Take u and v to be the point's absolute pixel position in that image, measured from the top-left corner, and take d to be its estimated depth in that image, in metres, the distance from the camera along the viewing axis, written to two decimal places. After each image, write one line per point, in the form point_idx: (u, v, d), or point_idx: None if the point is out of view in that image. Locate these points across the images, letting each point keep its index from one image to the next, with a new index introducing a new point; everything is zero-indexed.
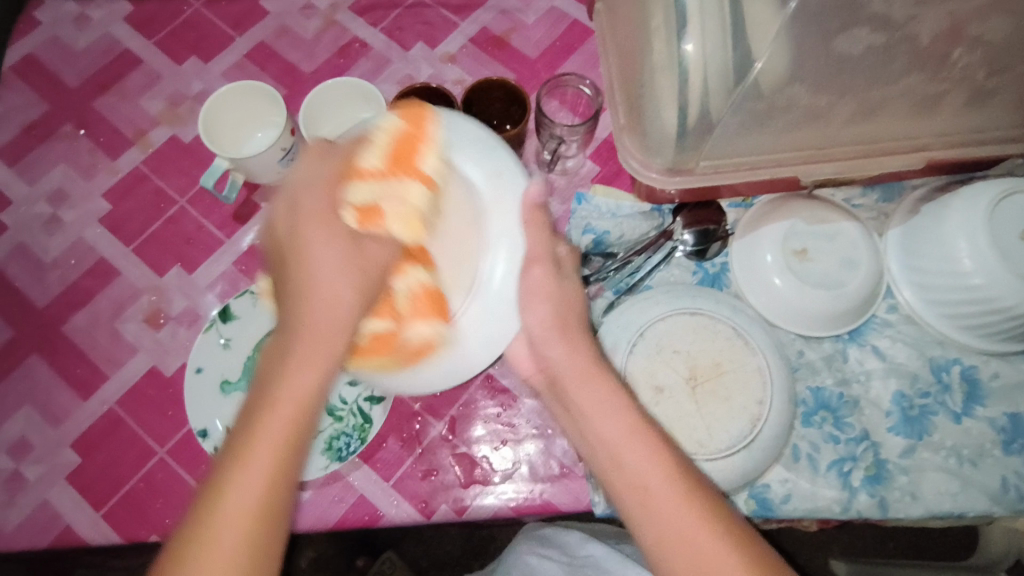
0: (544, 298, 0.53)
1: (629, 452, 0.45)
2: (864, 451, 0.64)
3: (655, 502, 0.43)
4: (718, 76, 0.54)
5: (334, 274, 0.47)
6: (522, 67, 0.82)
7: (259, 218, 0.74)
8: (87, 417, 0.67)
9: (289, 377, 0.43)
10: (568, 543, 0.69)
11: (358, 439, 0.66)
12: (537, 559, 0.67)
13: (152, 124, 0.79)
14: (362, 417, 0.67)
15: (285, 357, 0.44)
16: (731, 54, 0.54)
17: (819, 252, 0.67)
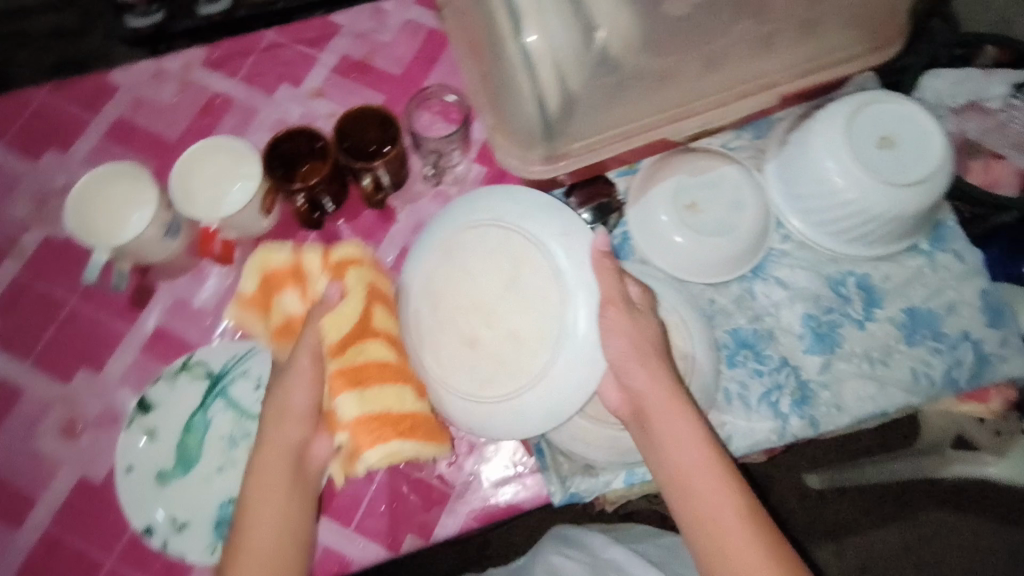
0: (620, 332, 0.54)
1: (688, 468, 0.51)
2: (787, 377, 0.68)
3: (726, 537, 0.49)
4: (567, 54, 0.57)
5: (293, 427, 0.56)
6: (390, 86, 0.81)
7: (158, 299, 0.72)
8: (23, 546, 0.64)
9: (261, 499, 0.55)
10: (592, 545, 0.70)
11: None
12: (561, 559, 0.67)
13: (22, 229, 0.75)
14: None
15: (253, 480, 0.56)
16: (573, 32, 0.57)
17: (706, 203, 0.70)
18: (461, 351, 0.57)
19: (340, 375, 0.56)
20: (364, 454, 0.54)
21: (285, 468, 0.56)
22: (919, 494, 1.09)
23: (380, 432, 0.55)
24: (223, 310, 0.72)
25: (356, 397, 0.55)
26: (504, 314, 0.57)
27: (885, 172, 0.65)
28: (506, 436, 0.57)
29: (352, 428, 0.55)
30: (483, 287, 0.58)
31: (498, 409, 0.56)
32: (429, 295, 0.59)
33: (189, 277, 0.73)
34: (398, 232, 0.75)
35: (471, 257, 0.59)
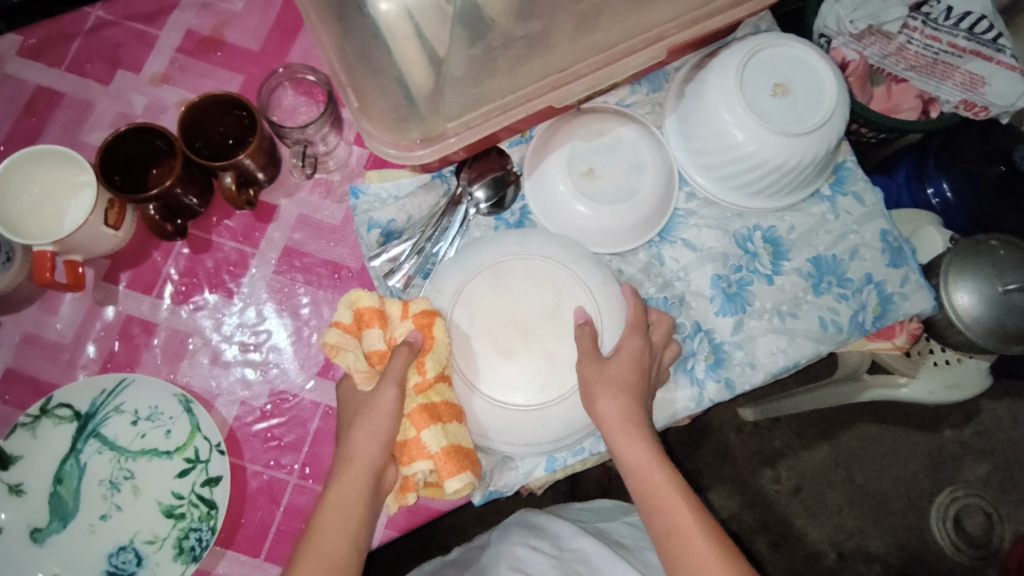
0: (629, 356, 0.58)
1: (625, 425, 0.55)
2: (701, 342, 0.66)
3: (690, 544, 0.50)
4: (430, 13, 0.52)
5: (379, 448, 0.54)
6: (249, 65, 0.72)
7: (6, 336, 0.64)
8: None
9: (337, 504, 0.53)
10: (561, 536, 0.67)
11: (207, 529, 0.59)
12: (527, 553, 0.64)
13: None
14: (205, 504, 0.60)
15: (334, 488, 0.53)
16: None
17: (604, 168, 0.66)
18: (496, 363, 0.60)
19: (423, 409, 0.55)
20: (448, 483, 0.54)
21: (364, 481, 0.53)
22: (849, 414, 1.13)
23: (465, 463, 0.55)
24: (85, 340, 0.65)
25: (441, 429, 0.55)
26: (542, 337, 0.61)
27: (782, 123, 0.62)
28: (521, 440, 0.60)
29: (437, 458, 0.54)
30: (524, 318, 0.61)
31: (521, 417, 0.59)
32: (470, 305, 0.61)
33: (38, 306, 0.65)
34: (277, 231, 0.68)
35: (517, 285, 0.62)
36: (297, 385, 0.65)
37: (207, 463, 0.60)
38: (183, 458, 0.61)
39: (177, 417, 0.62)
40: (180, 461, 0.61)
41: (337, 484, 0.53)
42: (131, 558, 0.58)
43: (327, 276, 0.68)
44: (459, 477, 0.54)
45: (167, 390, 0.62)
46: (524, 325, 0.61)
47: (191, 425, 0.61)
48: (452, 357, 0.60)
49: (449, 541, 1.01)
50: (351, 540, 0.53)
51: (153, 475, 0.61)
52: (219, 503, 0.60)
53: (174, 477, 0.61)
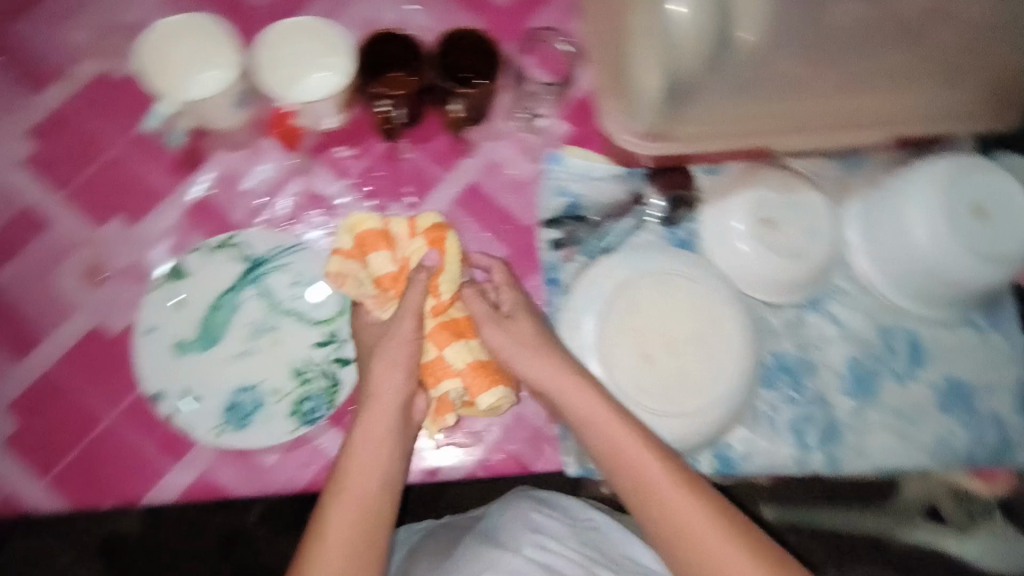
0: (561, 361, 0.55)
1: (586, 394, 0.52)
2: (818, 411, 0.68)
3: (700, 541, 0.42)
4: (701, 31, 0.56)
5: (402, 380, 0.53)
6: (490, 15, 0.74)
7: (210, 167, 0.68)
8: (24, 378, 0.62)
9: (365, 445, 0.50)
10: (569, 506, 0.61)
11: (325, 403, 0.63)
12: (540, 516, 0.57)
13: (75, 59, 0.68)
14: (330, 380, 0.64)
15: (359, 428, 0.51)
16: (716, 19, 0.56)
17: (786, 222, 0.68)
18: (635, 360, 0.64)
19: (442, 326, 0.56)
20: (480, 398, 0.55)
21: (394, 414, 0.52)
22: None
23: (494, 375, 0.56)
24: (274, 195, 0.68)
25: (462, 345, 0.56)
26: (684, 352, 0.65)
27: (973, 241, 0.63)
28: None
29: (464, 372, 0.55)
30: (674, 333, 0.65)
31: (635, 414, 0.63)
32: (631, 301, 0.66)
33: (243, 154, 0.68)
34: (470, 166, 0.71)
35: (677, 301, 0.66)
36: None
37: (344, 343, 0.64)
38: (324, 331, 0.65)
39: (330, 293, 0.66)
40: (320, 333, 0.65)
41: (358, 427, 0.51)
42: (249, 400, 0.63)
43: (497, 223, 0.70)
44: (492, 391, 0.55)
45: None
46: (673, 339, 0.65)
47: (341, 306, 0.65)
48: (602, 339, 0.64)
49: None
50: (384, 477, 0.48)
51: (292, 336, 0.65)
52: (342, 384, 0.64)
53: (311, 345, 0.64)
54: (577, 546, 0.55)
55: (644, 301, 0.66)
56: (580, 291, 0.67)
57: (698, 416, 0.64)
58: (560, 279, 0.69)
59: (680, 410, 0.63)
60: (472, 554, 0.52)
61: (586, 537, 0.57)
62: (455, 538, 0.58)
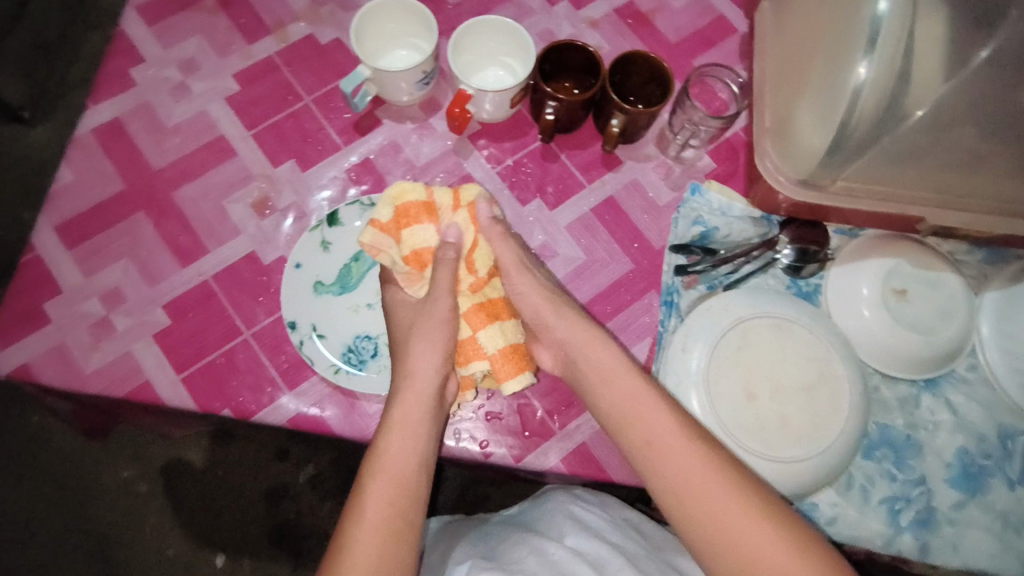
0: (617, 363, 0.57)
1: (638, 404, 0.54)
2: (919, 494, 0.66)
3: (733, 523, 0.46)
4: (877, 101, 0.54)
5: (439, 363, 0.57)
6: (661, 49, 0.81)
7: (380, 132, 0.75)
8: (181, 283, 0.68)
9: (401, 425, 0.54)
10: (606, 502, 0.65)
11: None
12: (580, 508, 0.62)
13: (292, 19, 0.78)
14: None
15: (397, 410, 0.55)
16: (894, 89, 0.53)
17: (917, 296, 0.68)
18: (739, 395, 0.64)
19: (480, 309, 0.60)
20: (505, 383, 0.59)
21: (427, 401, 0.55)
22: None
23: (522, 361, 0.61)
24: (431, 169, 0.74)
25: (495, 330, 0.60)
26: (789, 400, 0.64)
27: None
28: None
29: (495, 357, 0.60)
30: (783, 379, 0.65)
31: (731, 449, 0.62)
32: (745, 337, 0.66)
33: (413, 127, 0.76)
34: (612, 180, 0.76)
35: (791, 349, 0.66)
36: None
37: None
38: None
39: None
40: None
41: (393, 411, 0.55)
42: (370, 347, 0.66)
43: (626, 238, 0.74)
44: (519, 375, 0.60)
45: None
46: (781, 385, 0.65)
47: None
48: (712, 368, 0.65)
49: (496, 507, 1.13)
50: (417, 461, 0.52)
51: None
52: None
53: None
54: (619, 539, 0.59)
55: (757, 338, 0.66)
56: (696, 317, 0.67)
57: (794, 466, 0.63)
58: (676, 304, 0.71)
59: (777, 457, 0.62)
60: (517, 540, 0.58)
61: (626, 533, 0.60)
62: (499, 529, 0.63)
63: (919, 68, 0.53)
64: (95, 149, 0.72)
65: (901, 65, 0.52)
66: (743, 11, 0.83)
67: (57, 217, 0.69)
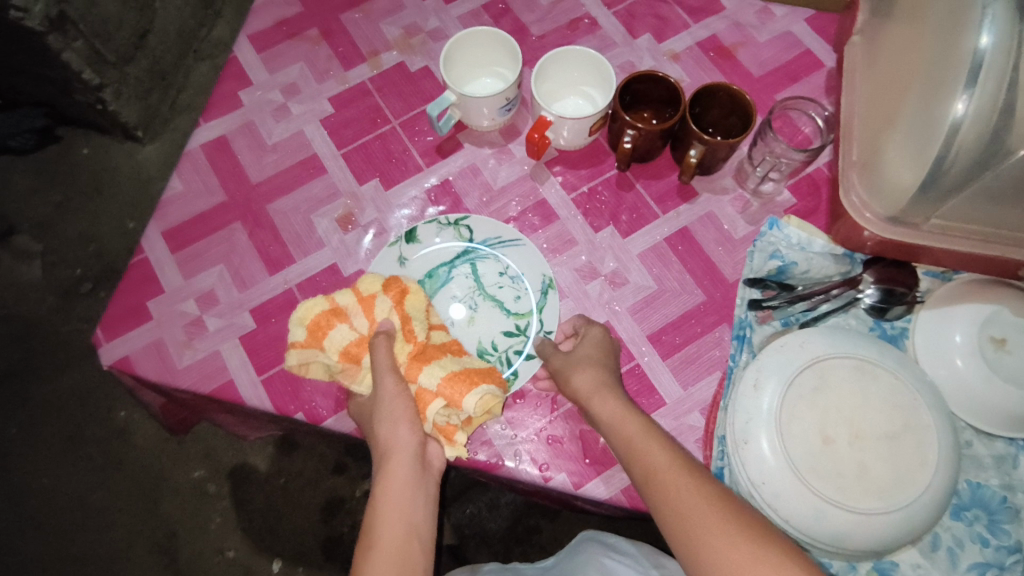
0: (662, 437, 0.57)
1: (647, 453, 0.55)
2: (1014, 563, 0.60)
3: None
4: (978, 137, 0.52)
5: (411, 431, 0.58)
6: (744, 82, 0.81)
7: (460, 156, 0.78)
8: (267, 290, 0.72)
9: (388, 494, 0.56)
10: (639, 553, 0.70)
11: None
12: (613, 563, 0.67)
13: (385, 48, 0.83)
14: (508, 368, 0.68)
15: (381, 486, 0.56)
16: (996, 126, 0.51)
17: (1019, 346, 0.63)
18: (815, 438, 0.61)
19: (416, 359, 0.61)
20: (465, 400, 0.58)
21: (411, 467, 0.57)
22: None
23: (473, 377, 0.60)
24: (507, 193, 0.76)
25: (431, 369, 0.60)
26: (869, 447, 0.61)
27: None
28: (791, 519, 0.60)
29: (441, 390, 0.59)
30: (863, 425, 0.62)
31: (803, 493, 0.59)
32: (824, 377, 0.63)
33: (492, 152, 0.78)
34: (687, 211, 0.75)
35: (873, 395, 0.63)
36: (628, 332, 0.70)
37: (530, 341, 0.69)
38: (516, 322, 0.69)
39: (531, 291, 0.71)
40: (511, 324, 0.69)
41: (382, 482, 0.56)
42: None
43: (700, 269, 0.73)
44: (473, 390, 0.59)
45: (540, 267, 0.71)
46: (860, 431, 0.61)
47: (537, 305, 0.70)
48: (786, 407, 0.62)
49: (547, 544, 1.13)
50: (405, 535, 0.54)
51: (488, 320, 0.69)
52: (519, 375, 0.68)
53: (502, 332, 0.69)
54: None
55: (834, 381, 0.63)
56: (771, 352, 0.65)
57: (874, 518, 0.58)
58: (749, 338, 0.69)
59: (856, 508, 0.58)
60: None
61: None
62: None
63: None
64: (202, 162, 0.78)
65: (1006, 98, 0.51)
66: (832, 47, 0.81)
67: (164, 223, 0.75)
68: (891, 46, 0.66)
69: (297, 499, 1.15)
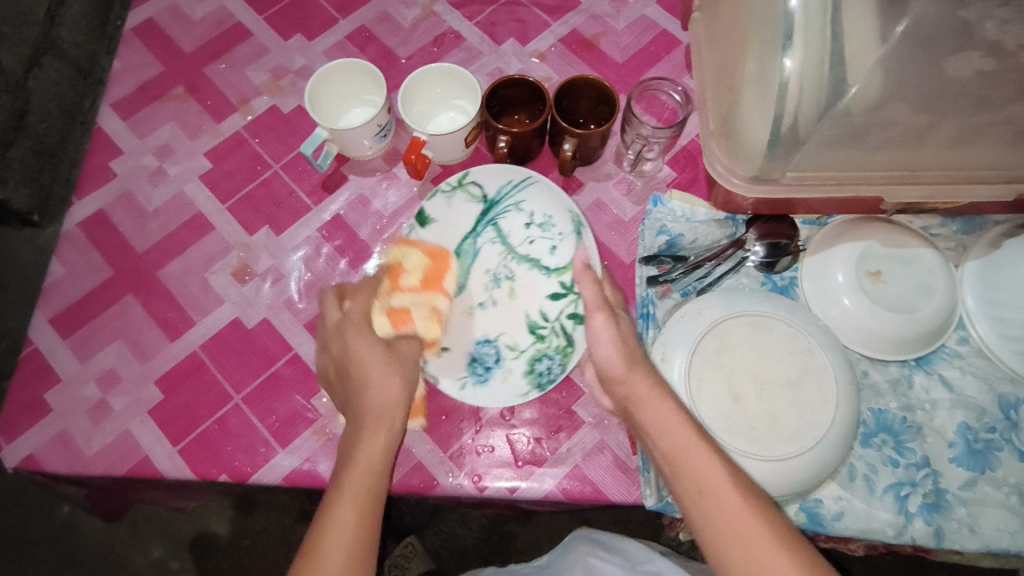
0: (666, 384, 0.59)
1: (687, 459, 0.51)
2: (924, 478, 0.64)
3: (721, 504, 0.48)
4: (813, 94, 0.54)
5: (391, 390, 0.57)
6: (609, 70, 0.83)
7: (346, 189, 0.78)
8: (170, 358, 0.70)
9: (363, 462, 0.53)
10: (630, 550, 0.70)
11: (558, 363, 0.67)
12: (599, 560, 0.68)
13: (255, 94, 0.83)
14: (565, 339, 0.68)
15: (354, 448, 0.54)
16: (827, 76, 0.54)
17: (893, 275, 0.67)
18: (722, 398, 0.63)
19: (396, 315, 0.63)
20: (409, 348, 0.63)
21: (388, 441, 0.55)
22: None
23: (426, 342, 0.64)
24: (398, 217, 0.77)
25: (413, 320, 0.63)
26: (774, 396, 0.64)
27: None
28: None
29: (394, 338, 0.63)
30: (766, 375, 0.65)
31: None
32: (724, 338, 0.66)
33: (378, 179, 0.78)
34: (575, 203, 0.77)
35: (774, 345, 0.66)
36: None
37: (578, 297, 0.68)
38: (559, 280, 0.70)
39: (564, 235, 0.71)
40: (554, 282, 0.70)
41: (364, 447, 0.54)
42: (493, 353, 0.67)
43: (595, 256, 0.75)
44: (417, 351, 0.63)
45: (562, 203, 0.72)
46: (765, 382, 0.64)
47: (575, 246, 0.70)
48: (691, 374, 0.64)
49: (524, 549, 1.13)
50: (368, 496, 0.51)
51: (530, 286, 0.70)
52: (574, 343, 0.67)
53: (549, 296, 0.69)
54: None
55: (733, 339, 0.66)
56: (672, 325, 0.68)
57: (786, 462, 0.61)
58: (653, 315, 0.72)
59: (768, 456, 0.61)
60: None
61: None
62: None
63: (851, 46, 0.54)
64: (83, 240, 0.76)
65: (824, 54, 0.54)
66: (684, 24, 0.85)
67: (51, 310, 0.72)
68: (724, 15, 0.68)
69: (264, 558, 1.12)
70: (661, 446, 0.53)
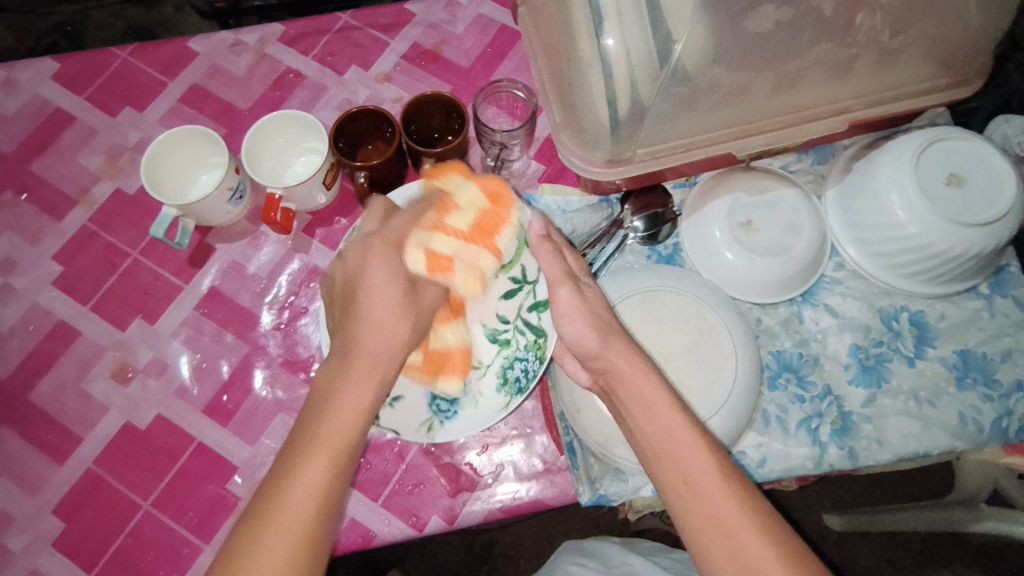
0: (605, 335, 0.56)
1: (668, 444, 0.47)
2: (829, 406, 0.68)
3: (694, 477, 0.45)
4: (640, 66, 0.55)
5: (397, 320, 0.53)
6: (458, 78, 0.83)
7: (214, 259, 0.74)
8: (64, 482, 0.66)
9: (353, 388, 0.48)
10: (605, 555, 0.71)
11: (534, 359, 0.65)
12: (577, 567, 0.68)
13: (93, 180, 0.77)
14: (532, 332, 0.66)
15: (338, 364, 0.50)
16: (652, 41, 0.55)
17: (763, 222, 0.69)
18: None
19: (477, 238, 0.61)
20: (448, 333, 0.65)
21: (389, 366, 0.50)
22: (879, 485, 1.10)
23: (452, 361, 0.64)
24: (275, 276, 0.74)
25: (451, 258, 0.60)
26: (677, 365, 0.65)
27: (952, 211, 0.62)
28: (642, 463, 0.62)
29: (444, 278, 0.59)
30: (665, 346, 0.66)
31: None
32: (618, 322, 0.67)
33: (246, 241, 0.75)
34: None
35: (668, 314, 0.67)
36: None
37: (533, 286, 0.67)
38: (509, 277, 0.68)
39: None
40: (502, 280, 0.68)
41: (344, 377, 0.48)
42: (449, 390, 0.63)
43: None
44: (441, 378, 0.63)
45: None
46: (667, 354, 0.66)
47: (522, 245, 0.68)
48: None
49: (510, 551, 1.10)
50: (340, 457, 0.44)
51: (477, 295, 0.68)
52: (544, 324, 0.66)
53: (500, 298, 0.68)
54: None
55: (626, 321, 0.67)
56: None
57: None
58: None
59: None
60: None
61: None
62: None
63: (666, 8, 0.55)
64: None
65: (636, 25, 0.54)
66: None
67: None
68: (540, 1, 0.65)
69: None
70: (644, 433, 0.49)
